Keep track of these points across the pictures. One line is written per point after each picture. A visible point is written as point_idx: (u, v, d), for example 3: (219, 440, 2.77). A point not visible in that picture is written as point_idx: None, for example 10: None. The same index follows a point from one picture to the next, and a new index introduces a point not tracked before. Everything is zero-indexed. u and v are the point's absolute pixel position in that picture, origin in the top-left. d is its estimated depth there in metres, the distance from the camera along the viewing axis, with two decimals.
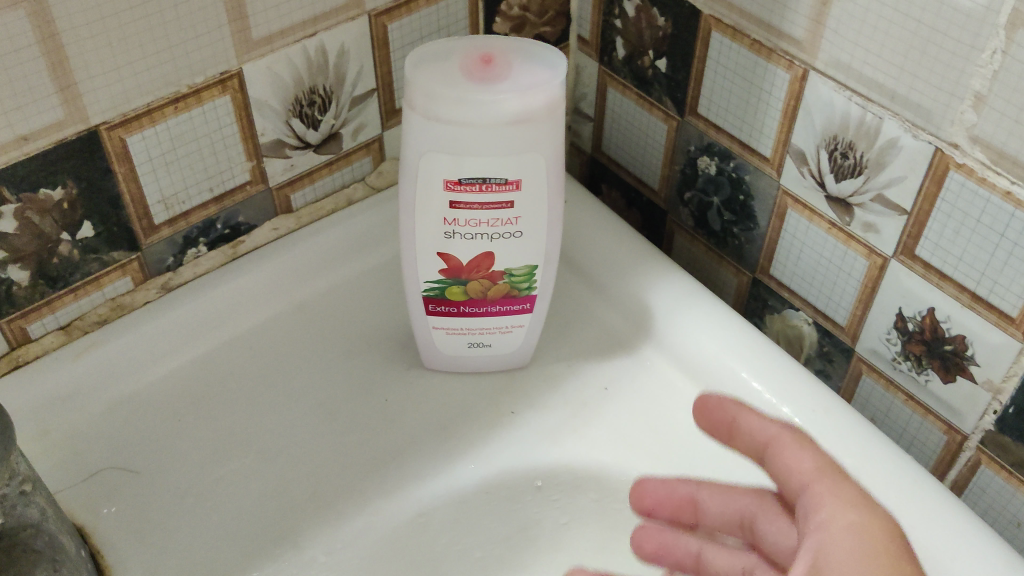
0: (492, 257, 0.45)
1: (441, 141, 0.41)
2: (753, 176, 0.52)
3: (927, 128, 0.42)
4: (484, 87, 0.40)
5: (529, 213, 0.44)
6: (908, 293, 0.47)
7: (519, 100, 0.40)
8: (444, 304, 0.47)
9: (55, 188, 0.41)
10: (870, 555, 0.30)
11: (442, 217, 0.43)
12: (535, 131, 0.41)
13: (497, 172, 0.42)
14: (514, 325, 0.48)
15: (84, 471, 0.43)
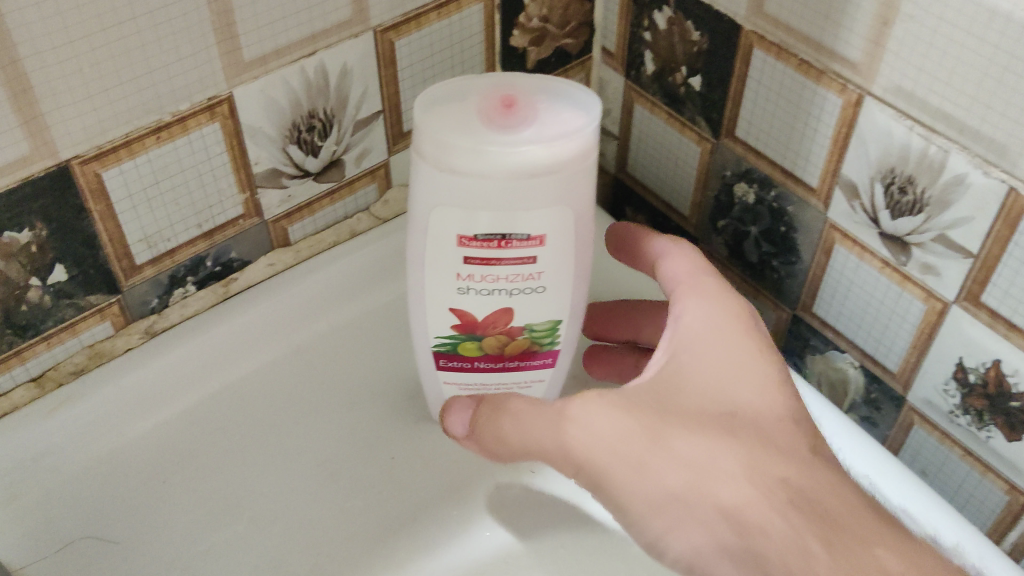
0: (510, 312, 0.40)
1: (455, 195, 0.36)
2: (796, 208, 0.48)
3: (1001, 165, 0.38)
4: (505, 137, 0.35)
5: (553, 266, 0.39)
6: (970, 343, 0.43)
7: (543, 149, 0.35)
8: (457, 358, 0.43)
9: (22, 231, 0.37)
10: (720, 333, 0.37)
11: (455, 272, 0.39)
12: (563, 183, 0.37)
13: (520, 227, 0.37)
14: (534, 378, 0.44)
15: (57, 541, 0.39)
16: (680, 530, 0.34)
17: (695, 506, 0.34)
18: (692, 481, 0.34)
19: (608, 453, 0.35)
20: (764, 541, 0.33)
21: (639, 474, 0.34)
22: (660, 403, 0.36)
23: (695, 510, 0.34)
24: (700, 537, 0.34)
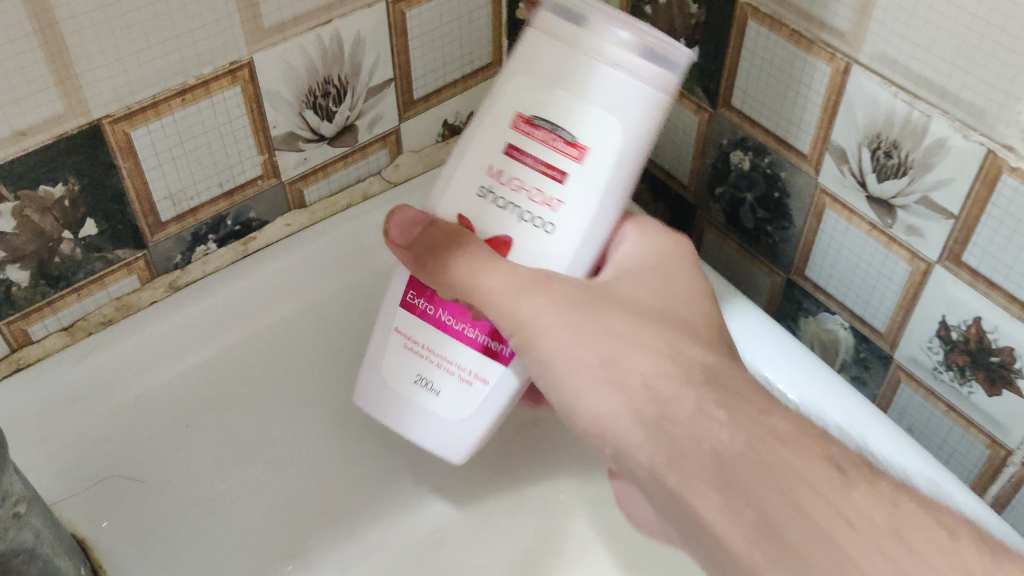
0: (509, 245, 0.39)
1: (541, 66, 0.37)
2: (789, 174, 0.50)
3: (979, 129, 0.40)
4: (614, 37, 0.36)
5: (574, 203, 0.38)
6: (952, 301, 0.45)
7: (631, 57, 0.36)
8: (426, 296, 0.41)
9: (56, 185, 0.39)
10: (655, 266, 0.39)
11: (491, 163, 0.39)
12: (636, 100, 0.36)
13: (570, 124, 0.37)
14: (479, 376, 0.41)
15: (88, 478, 0.42)
16: (587, 396, 0.35)
17: (604, 373, 0.35)
18: (602, 362, 0.35)
19: (526, 313, 0.36)
20: (668, 405, 0.33)
21: (558, 337, 0.36)
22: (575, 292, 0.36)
23: (604, 381, 0.35)
24: (606, 403, 0.35)
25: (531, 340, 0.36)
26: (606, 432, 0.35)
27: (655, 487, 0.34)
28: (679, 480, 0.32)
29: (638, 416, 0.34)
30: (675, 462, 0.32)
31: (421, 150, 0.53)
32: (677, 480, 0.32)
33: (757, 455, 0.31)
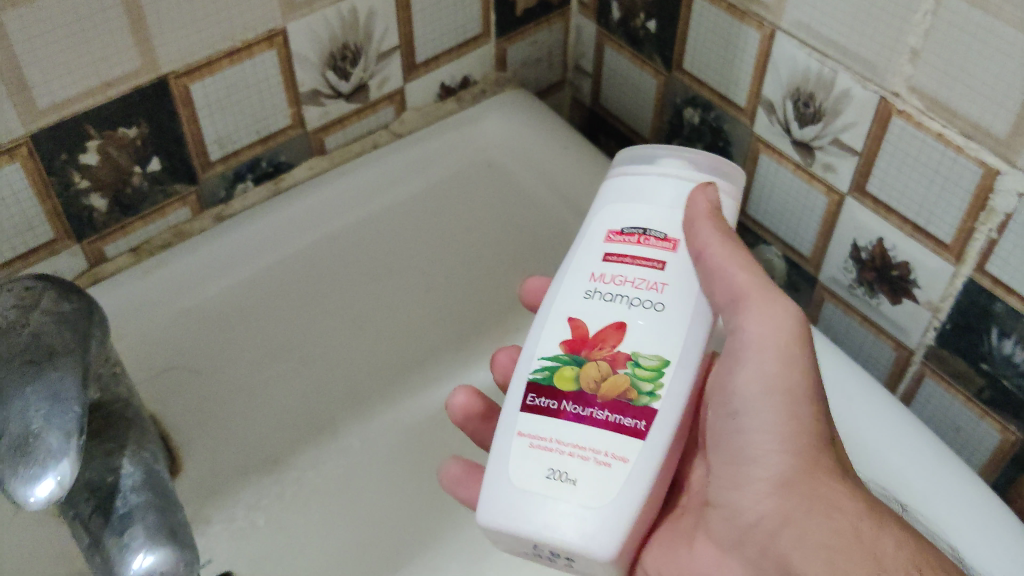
0: (622, 330, 0.41)
1: (625, 191, 0.45)
2: (731, 126, 0.60)
3: (873, 80, 0.50)
4: (679, 166, 0.45)
5: (678, 283, 0.43)
6: (860, 226, 0.55)
7: (694, 174, 0.45)
8: (547, 394, 0.41)
9: (131, 128, 0.49)
10: None
11: (591, 274, 0.44)
12: (706, 202, 0.44)
13: (660, 225, 0.44)
14: (617, 455, 0.39)
15: (153, 367, 0.52)
16: (763, 420, 0.41)
17: (795, 432, 0.40)
18: (814, 424, 0.40)
19: (768, 337, 0.41)
20: (828, 491, 0.40)
21: (764, 371, 0.41)
22: (807, 350, 0.42)
23: (791, 438, 0.40)
24: (783, 460, 0.40)
25: (743, 364, 0.42)
26: (760, 464, 0.41)
27: (786, 551, 0.40)
28: (817, 566, 0.39)
29: (807, 490, 0.40)
30: (820, 550, 0.39)
31: (422, 108, 0.62)
32: (812, 567, 0.39)
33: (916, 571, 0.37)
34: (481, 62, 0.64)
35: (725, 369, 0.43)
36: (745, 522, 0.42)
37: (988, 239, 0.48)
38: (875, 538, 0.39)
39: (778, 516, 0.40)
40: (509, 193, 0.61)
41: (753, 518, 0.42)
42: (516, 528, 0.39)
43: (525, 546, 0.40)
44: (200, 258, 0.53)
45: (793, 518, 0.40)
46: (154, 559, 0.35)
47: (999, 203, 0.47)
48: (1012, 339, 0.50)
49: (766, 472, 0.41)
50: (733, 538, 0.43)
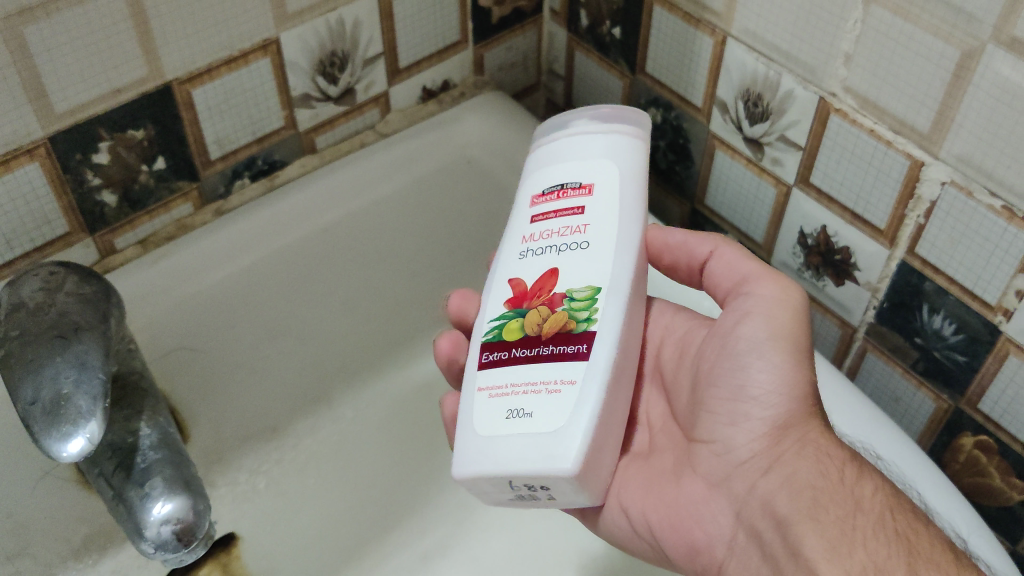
0: (555, 273, 0.46)
1: (541, 158, 0.51)
2: (689, 124, 0.65)
3: (813, 82, 0.55)
4: (583, 121, 0.50)
5: (597, 220, 0.47)
6: (806, 215, 0.60)
7: (598, 122, 0.50)
8: (498, 349, 0.45)
9: (138, 130, 0.53)
10: None
11: (524, 235, 0.48)
12: (612, 142, 0.49)
13: (573, 177, 0.49)
14: (566, 380, 0.42)
15: (161, 350, 0.56)
16: (764, 364, 0.44)
17: (794, 379, 0.44)
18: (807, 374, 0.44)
19: (773, 293, 0.46)
20: (819, 438, 0.43)
21: (768, 321, 0.45)
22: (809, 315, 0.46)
23: (789, 383, 0.44)
24: (779, 404, 0.44)
25: (748, 317, 0.46)
26: (758, 405, 0.44)
27: (773, 488, 0.44)
28: (801, 503, 0.42)
29: (800, 434, 0.44)
30: (804, 489, 0.43)
31: (405, 109, 0.67)
32: (795, 504, 0.43)
33: (889, 516, 0.41)
34: (459, 66, 0.68)
35: (729, 316, 0.47)
36: (735, 459, 0.46)
37: (917, 224, 0.54)
38: (856, 483, 0.43)
39: (768, 456, 0.44)
40: (485, 188, 0.66)
41: (743, 456, 0.45)
42: (486, 472, 0.42)
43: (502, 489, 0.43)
44: (209, 247, 0.58)
45: (783, 458, 0.44)
46: (171, 507, 0.41)
47: (924, 192, 0.52)
48: (941, 314, 0.56)
49: (761, 413, 0.45)
50: (720, 475, 0.46)
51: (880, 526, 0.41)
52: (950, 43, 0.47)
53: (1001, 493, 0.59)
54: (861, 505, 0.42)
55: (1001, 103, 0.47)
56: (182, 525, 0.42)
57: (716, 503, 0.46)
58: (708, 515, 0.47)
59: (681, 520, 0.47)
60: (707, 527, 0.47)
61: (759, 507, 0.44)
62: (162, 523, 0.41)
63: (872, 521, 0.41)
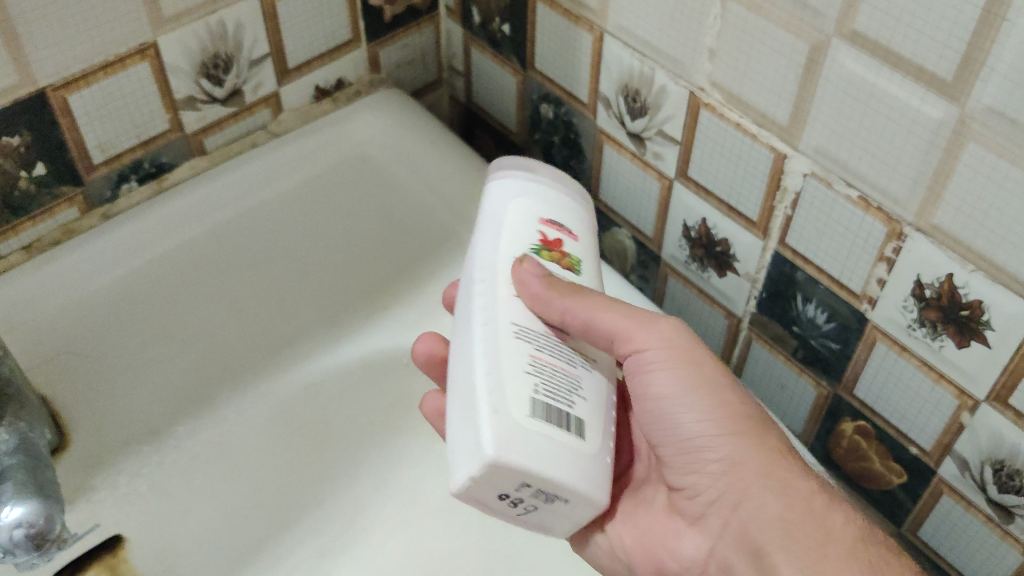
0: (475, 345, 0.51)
1: None
2: (578, 119, 0.66)
3: (683, 77, 0.56)
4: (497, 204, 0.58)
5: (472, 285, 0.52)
6: (687, 208, 0.61)
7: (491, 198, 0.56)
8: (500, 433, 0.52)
9: (14, 137, 0.53)
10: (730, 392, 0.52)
11: None
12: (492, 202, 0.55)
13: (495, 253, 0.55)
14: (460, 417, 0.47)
15: (45, 354, 0.56)
16: (694, 415, 0.49)
17: (725, 420, 0.49)
18: (739, 412, 0.49)
19: (668, 346, 0.50)
20: (779, 472, 0.48)
21: (678, 374, 0.49)
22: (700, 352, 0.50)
23: (721, 427, 0.49)
24: (725, 446, 0.49)
25: (657, 370, 0.50)
26: (707, 451, 0.49)
27: (744, 522, 0.49)
28: (772, 533, 0.47)
29: (757, 471, 0.48)
30: (777, 521, 0.47)
31: (298, 109, 0.67)
32: (769, 536, 0.47)
33: (859, 544, 0.45)
34: (354, 65, 0.69)
35: (633, 371, 0.51)
36: (704, 500, 0.51)
37: (785, 215, 0.55)
38: (826, 514, 0.46)
39: (732, 494, 0.49)
40: (378, 186, 0.66)
41: (710, 497, 0.50)
42: (557, 520, 0.47)
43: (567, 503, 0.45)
44: (105, 247, 0.59)
45: (748, 494, 0.48)
46: (21, 511, 0.42)
47: (790, 184, 0.53)
48: (814, 303, 0.57)
49: (711, 456, 0.49)
50: (695, 513, 0.52)
51: (851, 554, 0.44)
52: (799, 37, 0.48)
53: (880, 476, 0.60)
54: (830, 534, 0.45)
55: (847, 95, 0.48)
56: (34, 529, 0.42)
57: (694, 537, 0.52)
58: (689, 548, 0.53)
59: (660, 551, 0.53)
60: (691, 554, 0.52)
61: (736, 537, 0.49)
62: (12, 527, 0.42)
63: (842, 549, 0.45)
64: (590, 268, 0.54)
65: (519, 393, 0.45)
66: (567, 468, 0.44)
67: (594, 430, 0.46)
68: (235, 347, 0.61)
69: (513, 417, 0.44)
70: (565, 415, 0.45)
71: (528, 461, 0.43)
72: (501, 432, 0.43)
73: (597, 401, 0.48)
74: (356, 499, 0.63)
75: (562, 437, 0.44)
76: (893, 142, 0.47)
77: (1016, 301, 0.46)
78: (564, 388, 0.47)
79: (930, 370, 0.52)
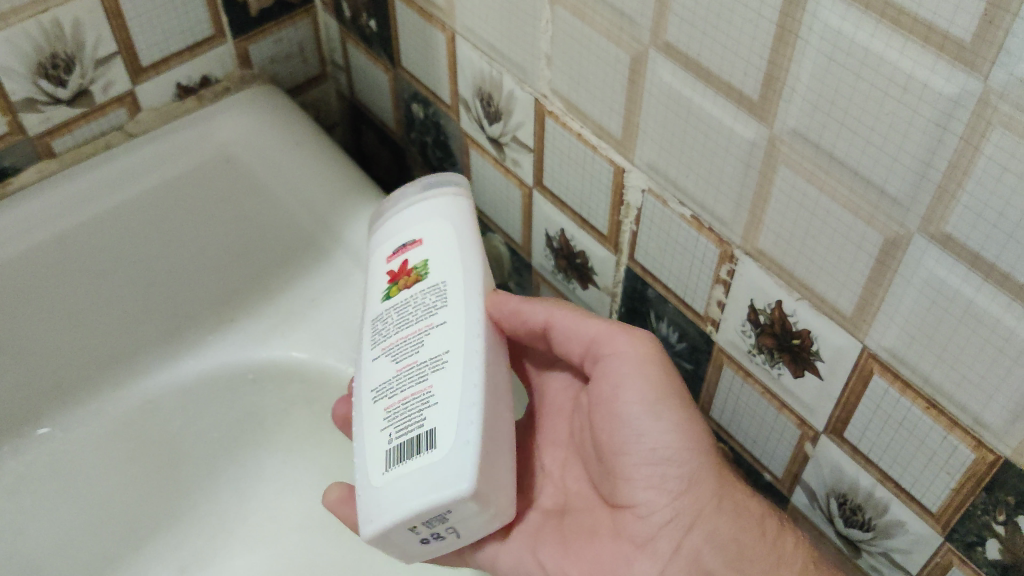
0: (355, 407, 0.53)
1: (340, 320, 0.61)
2: (445, 121, 0.63)
3: (528, 83, 0.53)
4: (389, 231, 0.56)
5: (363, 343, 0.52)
6: (547, 217, 0.58)
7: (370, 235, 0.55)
8: None
9: None
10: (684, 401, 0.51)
11: None
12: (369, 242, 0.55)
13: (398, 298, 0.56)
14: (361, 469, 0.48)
15: None
16: (660, 430, 0.47)
17: (692, 436, 0.47)
18: (705, 426, 0.48)
19: (645, 358, 0.48)
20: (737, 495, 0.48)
21: (648, 386, 0.47)
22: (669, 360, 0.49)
23: (684, 441, 0.47)
24: (687, 462, 0.47)
25: (623, 380, 0.48)
26: (670, 466, 0.48)
27: (698, 544, 0.48)
28: (727, 559, 0.48)
29: (719, 487, 0.48)
30: (728, 545, 0.48)
31: (158, 108, 0.65)
32: (721, 560, 0.48)
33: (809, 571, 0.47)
34: (220, 61, 0.66)
35: (604, 382, 0.50)
36: (658, 521, 0.49)
37: (631, 231, 0.52)
38: (777, 539, 0.48)
39: (689, 514, 0.48)
40: (242, 190, 0.63)
41: (665, 518, 0.49)
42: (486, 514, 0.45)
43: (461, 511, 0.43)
44: None
45: (705, 513, 0.48)
46: None
47: (631, 199, 0.50)
48: (665, 322, 0.54)
49: (673, 473, 0.48)
50: (645, 537, 0.49)
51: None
52: (621, 46, 0.45)
53: None
54: (782, 563, 0.47)
55: (670, 111, 0.44)
56: None
57: (643, 563, 0.49)
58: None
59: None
60: None
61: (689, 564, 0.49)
62: None
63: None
64: (439, 258, 0.50)
65: (378, 455, 0.45)
66: (419, 496, 0.42)
67: (447, 431, 0.43)
68: (70, 367, 0.61)
69: (370, 485, 0.44)
70: (416, 441, 0.44)
71: (387, 519, 0.43)
72: (367, 507, 0.44)
73: (453, 396, 0.44)
74: (217, 510, 0.66)
75: (415, 466, 0.43)
76: (714, 162, 0.44)
77: (841, 335, 0.43)
78: (415, 413, 0.45)
79: (773, 398, 0.50)
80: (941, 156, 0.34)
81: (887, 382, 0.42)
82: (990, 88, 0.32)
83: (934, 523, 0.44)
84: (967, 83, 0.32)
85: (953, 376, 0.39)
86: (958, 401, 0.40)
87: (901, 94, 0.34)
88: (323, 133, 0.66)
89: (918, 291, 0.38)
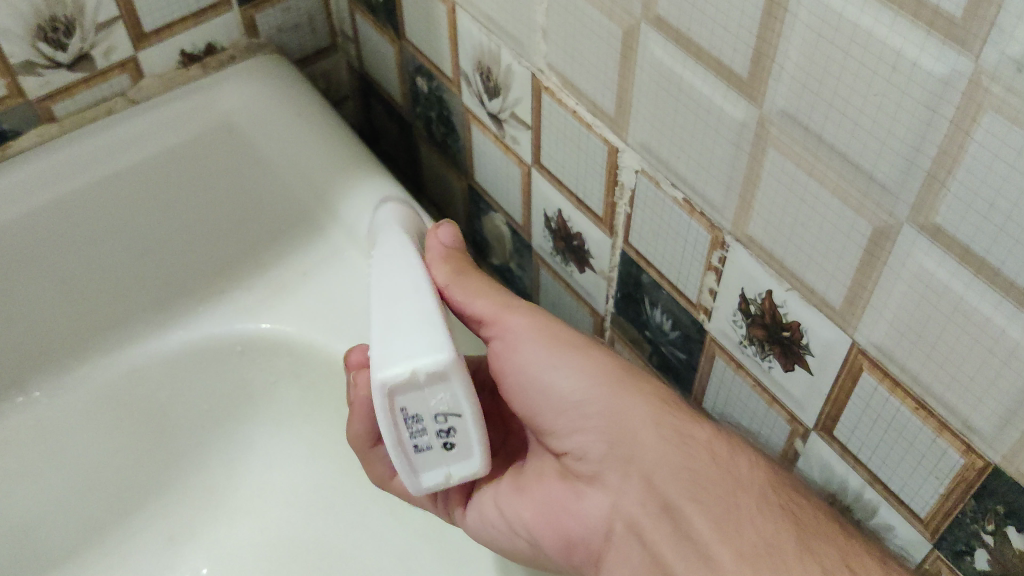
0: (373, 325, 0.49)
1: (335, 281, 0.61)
2: (447, 96, 0.61)
3: (525, 56, 0.51)
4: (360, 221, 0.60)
5: None
6: (546, 197, 0.57)
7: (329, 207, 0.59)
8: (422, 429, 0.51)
9: None
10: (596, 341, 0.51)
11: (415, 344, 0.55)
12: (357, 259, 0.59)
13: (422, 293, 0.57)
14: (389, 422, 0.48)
15: None
16: (563, 378, 0.49)
17: (594, 375, 0.49)
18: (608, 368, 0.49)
19: (528, 318, 0.50)
20: (673, 422, 0.47)
21: (540, 343, 0.49)
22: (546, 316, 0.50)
23: (585, 381, 0.49)
24: (597, 399, 0.49)
25: (516, 345, 0.50)
26: (585, 408, 0.49)
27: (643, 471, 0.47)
28: (679, 486, 0.46)
29: (637, 421, 0.48)
30: (680, 472, 0.46)
31: (161, 74, 0.64)
32: (676, 487, 0.46)
33: (772, 493, 0.44)
34: (225, 29, 0.65)
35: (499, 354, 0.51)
36: (595, 458, 0.50)
37: (625, 214, 0.50)
38: (731, 463, 0.46)
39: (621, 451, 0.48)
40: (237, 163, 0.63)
41: (601, 454, 0.49)
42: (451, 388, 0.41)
43: (411, 397, 0.41)
44: None
45: (637, 443, 0.48)
46: None
47: (625, 180, 0.49)
48: (659, 309, 0.53)
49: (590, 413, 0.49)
50: (592, 474, 0.50)
51: (764, 505, 0.44)
52: (613, 20, 0.43)
53: None
54: (740, 484, 0.45)
55: (662, 88, 0.43)
56: None
57: (593, 498, 0.50)
58: (591, 511, 0.50)
59: (563, 518, 0.51)
60: (591, 518, 0.50)
61: (640, 496, 0.47)
62: None
63: (753, 501, 0.44)
64: None
65: None
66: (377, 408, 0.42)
67: None
68: (64, 334, 0.62)
69: None
70: None
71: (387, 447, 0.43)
72: None
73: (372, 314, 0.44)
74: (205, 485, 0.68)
75: None
76: (705, 143, 0.42)
77: (830, 329, 0.41)
78: None
79: (764, 391, 0.48)
80: (931, 141, 0.32)
81: (876, 380, 0.40)
82: (981, 69, 0.29)
83: (923, 529, 0.43)
84: (958, 62, 0.30)
85: (942, 376, 0.37)
86: (947, 402, 0.37)
87: (890, 73, 0.32)
88: (326, 105, 0.65)
89: (906, 285, 0.36)
